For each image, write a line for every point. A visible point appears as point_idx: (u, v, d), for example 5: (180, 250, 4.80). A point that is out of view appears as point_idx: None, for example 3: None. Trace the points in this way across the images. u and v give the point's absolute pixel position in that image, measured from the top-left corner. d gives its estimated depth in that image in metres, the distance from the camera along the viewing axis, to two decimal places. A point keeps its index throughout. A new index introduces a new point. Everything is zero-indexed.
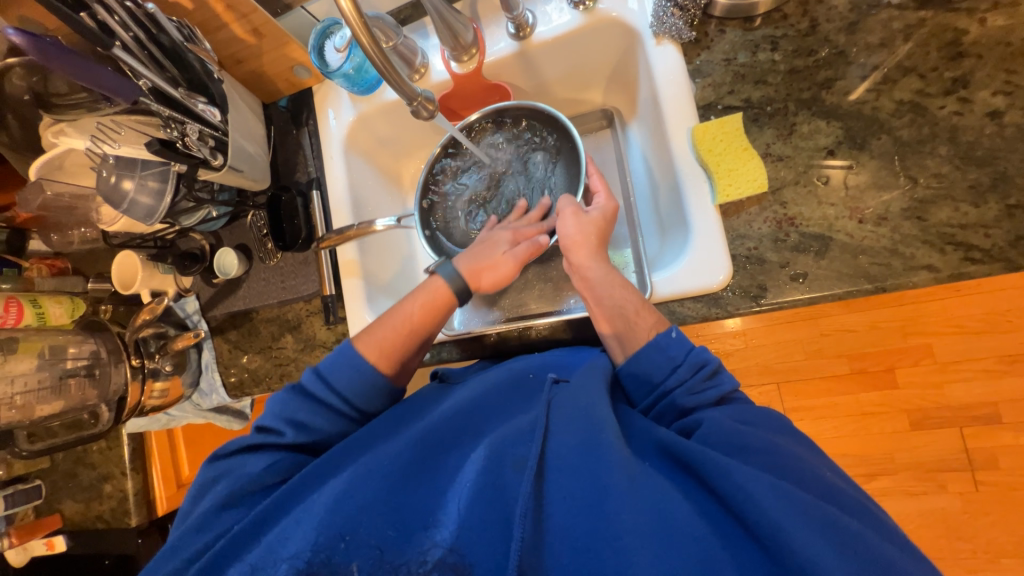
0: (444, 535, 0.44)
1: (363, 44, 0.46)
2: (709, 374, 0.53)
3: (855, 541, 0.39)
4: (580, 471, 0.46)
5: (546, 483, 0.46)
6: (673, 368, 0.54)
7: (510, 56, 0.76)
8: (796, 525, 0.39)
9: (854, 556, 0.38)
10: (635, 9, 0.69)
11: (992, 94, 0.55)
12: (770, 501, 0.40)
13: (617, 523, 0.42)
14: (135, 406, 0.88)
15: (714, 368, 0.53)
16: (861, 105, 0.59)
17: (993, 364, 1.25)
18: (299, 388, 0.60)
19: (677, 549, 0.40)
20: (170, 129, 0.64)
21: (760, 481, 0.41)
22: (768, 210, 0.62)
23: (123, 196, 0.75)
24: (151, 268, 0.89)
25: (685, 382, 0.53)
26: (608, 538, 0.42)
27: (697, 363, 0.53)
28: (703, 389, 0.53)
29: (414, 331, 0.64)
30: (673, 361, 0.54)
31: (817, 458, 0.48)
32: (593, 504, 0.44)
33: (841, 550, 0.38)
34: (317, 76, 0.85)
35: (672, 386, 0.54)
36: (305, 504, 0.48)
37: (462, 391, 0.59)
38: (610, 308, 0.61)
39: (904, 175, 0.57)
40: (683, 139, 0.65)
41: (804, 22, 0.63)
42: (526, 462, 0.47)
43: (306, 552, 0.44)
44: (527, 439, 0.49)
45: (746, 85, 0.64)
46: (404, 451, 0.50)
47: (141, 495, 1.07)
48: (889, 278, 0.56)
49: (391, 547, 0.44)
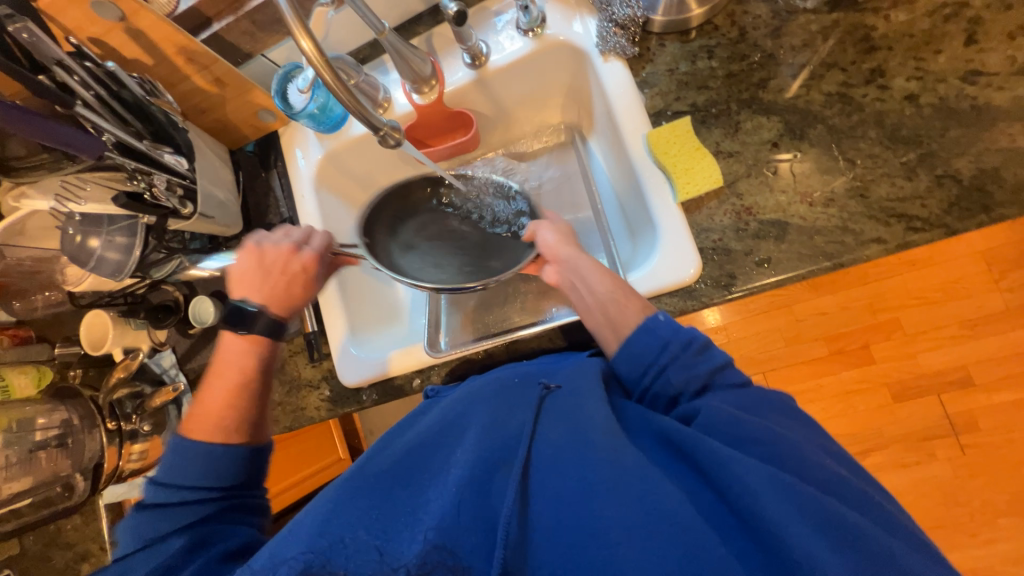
0: (431, 535, 0.42)
1: (327, 81, 0.48)
2: (700, 348, 0.55)
3: (846, 529, 0.39)
4: (568, 466, 0.47)
5: (535, 481, 0.47)
6: (664, 346, 0.56)
7: (469, 84, 0.80)
8: (783, 509, 0.39)
9: (844, 544, 0.38)
10: (580, 32, 0.73)
11: (906, 80, 0.61)
12: (760, 482, 0.41)
13: (604, 515, 0.42)
14: (113, 472, 0.84)
15: (704, 343, 0.55)
16: (796, 100, 0.65)
17: (957, 329, 1.35)
18: (145, 506, 0.56)
19: (662, 534, 0.40)
20: (137, 180, 0.64)
21: (750, 467, 0.42)
22: (727, 203, 0.66)
23: (91, 254, 0.75)
24: (122, 324, 0.86)
25: (678, 357, 0.55)
26: (593, 530, 0.42)
27: (686, 339, 0.55)
28: (696, 363, 0.54)
29: (242, 386, 0.64)
30: (662, 339, 0.56)
31: (813, 444, 0.47)
32: (580, 498, 0.44)
33: (826, 530, 0.39)
34: (282, 119, 0.86)
35: (665, 363, 0.55)
36: (293, 521, 0.46)
37: (448, 402, 0.59)
38: (601, 299, 0.63)
39: (844, 158, 0.62)
40: (640, 145, 0.69)
41: (734, 31, 0.69)
42: (514, 464, 0.48)
43: (307, 553, 0.40)
44: (516, 441, 0.50)
45: (690, 91, 0.69)
46: (396, 462, 0.51)
47: None
48: (845, 254, 0.60)
49: (389, 547, 0.41)
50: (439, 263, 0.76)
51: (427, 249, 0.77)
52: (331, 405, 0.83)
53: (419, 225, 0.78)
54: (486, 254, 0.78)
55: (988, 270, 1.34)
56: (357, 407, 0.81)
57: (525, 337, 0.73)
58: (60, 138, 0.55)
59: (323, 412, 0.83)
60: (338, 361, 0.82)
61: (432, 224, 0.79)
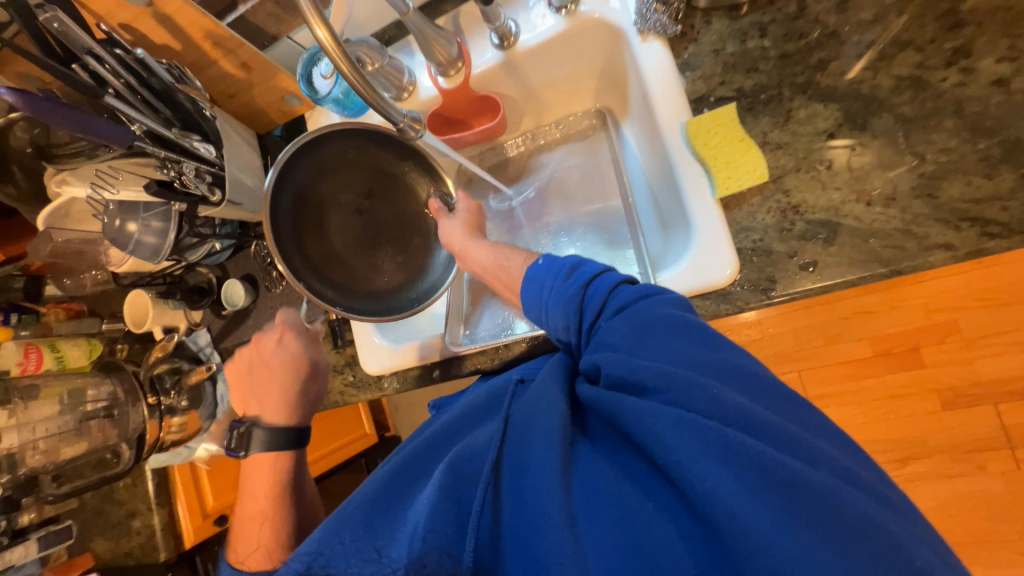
0: (421, 543, 0.42)
1: (343, 71, 0.45)
2: (569, 272, 0.56)
3: (771, 474, 0.35)
4: (522, 462, 0.45)
5: (504, 487, 0.45)
6: (546, 290, 0.56)
7: (497, 66, 0.76)
8: (695, 460, 0.36)
9: (766, 487, 0.34)
10: (618, 8, 0.68)
11: (996, 61, 0.53)
12: (676, 439, 0.38)
13: (548, 503, 0.41)
14: (154, 442, 0.89)
15: (572, 266, 0.56)
16: (859, 85, 0.58)
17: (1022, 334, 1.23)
18: None
19: (602, 518, 0.39)
20: (167, 169, 0.65)
21: (661, 424, 0.39)
22: (771, 200, 0.60)
23: (129, 237, 0.78)
24: (160, 304, 0.91)
25: (554, 288, 0.55)
26: (540, 522, 0.40)
27: (559, 270, 0.56)
28: (569, 286, 0.54)
29: (283, 495, 0.70)
30: (541, 284, 0.57)
31: (733, 384, 0.41)
32: (528, 492, 0.43)
33: (739, 471, 0.35)
34: (308, 103, 0.85)
35: (548, 300, 0.56)
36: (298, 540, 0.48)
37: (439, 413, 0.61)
38: (491, 266, 0.66)
39: (912, 153, 0.55)
40: (677, 135, 0.64)
41: (792, 6, 0.61)
42: (482, 473, 0.46)
43: (306, 555, 0.43)
44: (484, 450, 0.48)
45: (737, 74, 0.62)
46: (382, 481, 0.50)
47: (168, 528, 1.10)
48: (904, 261, 0.54)
49: (381, 550, 0.43)
50: (367, 272, 0.67)
51: (341, 255, 0.66)
52: (353, 389, 0.84)
53: (316, 224, 0.65)
54: (401, 228, 0.70)
55: None
56: (379, 394, 0.83)
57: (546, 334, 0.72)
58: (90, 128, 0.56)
59: (346, 397, 0.85)
60: (361, 350, 0.83)
61: (331, 218, 0.66)
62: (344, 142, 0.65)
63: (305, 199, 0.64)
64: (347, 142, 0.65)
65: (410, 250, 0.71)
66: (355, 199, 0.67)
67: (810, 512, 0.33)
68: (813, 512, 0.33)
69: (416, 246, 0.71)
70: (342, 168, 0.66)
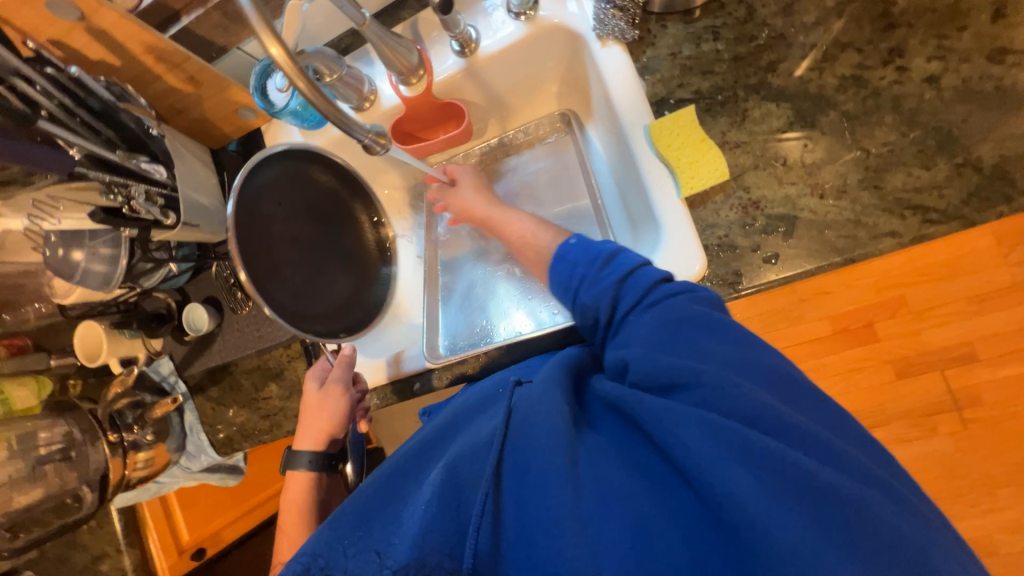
0: (417, 546, 0.44)
1: (299, 87, 0.43)
2: (604, 262, 0.55)
3: (780, 470, 0.36)
4: (529, 464, 0.44)
5: (503, 494, 0.45)
6: (575, 271, 0.57)
7: (459, 73, 0.75)
8: (710, 458, 0.37)
9: (777, 483, 0.35)
10: (576, 13, 0.68)
11: (927, 60, 0.57)
12: (697, 439, 0.38)
13: (551, 506, 0.41)
14: (120, 481, 0.84)
15: (608, 255, 0.56)
16: (806, 84, 0.60)
17: (965, 305, 1.30)
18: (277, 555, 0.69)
19: (616, 518, 0.39)
20: (114, 194, 0.61)
21: (678, 424, 0.40)
22: (733, 197, 0.63)
23: (75, 267, 0.74)
24: (115, 336, 0.86)
25: (586, 276, 0.56)
26: (546, 526, 0.40)
27: (592, 256, 0.56)
28: (602, 277, 0.54)
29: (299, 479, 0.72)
30: (571, 265, 0.57)
31: (759, 382, 0.42)
32: (536, 496, 0.42)
33: (759, 473, 0.36)
34: (264, 116, 0.82)
35: (578, 286, 0.56)
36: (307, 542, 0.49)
37: (436, 418, 0.60)
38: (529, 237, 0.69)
39: (858, 148, 0.59)
40: (641, 137, 0.65)
41: (741, 10, 0.64)
42: (481, 478, 0.46)
43: (305, 556, 0.47)
44: (483, 450, 0.47)
45: (694, 77, 0.64)
46: (386, 488, 0.51)
47: (142, 568, 1.04)
48: (857, 249, 0.58)
49: (386, 548, 0.47)
50: (326, 290, 0.73)
51: (307, 286, 0.69)
52: None
53: (273, 264, 0.65)
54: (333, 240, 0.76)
55: None
56: None
57: (526, 340, 0.72)
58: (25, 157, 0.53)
59: None
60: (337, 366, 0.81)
61: (282, 251, 0.67)
62: (260, 175, 0.66)
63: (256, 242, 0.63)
64: (265, 179, 0.66)
65: (345, 255, 0.78)
66: (292, 222, 0.69)
67: (818, 505, 0.34)
68: (820, 506, 0.34)
69: (353, 243, 0.79)
70: (267, 201, 0.66)
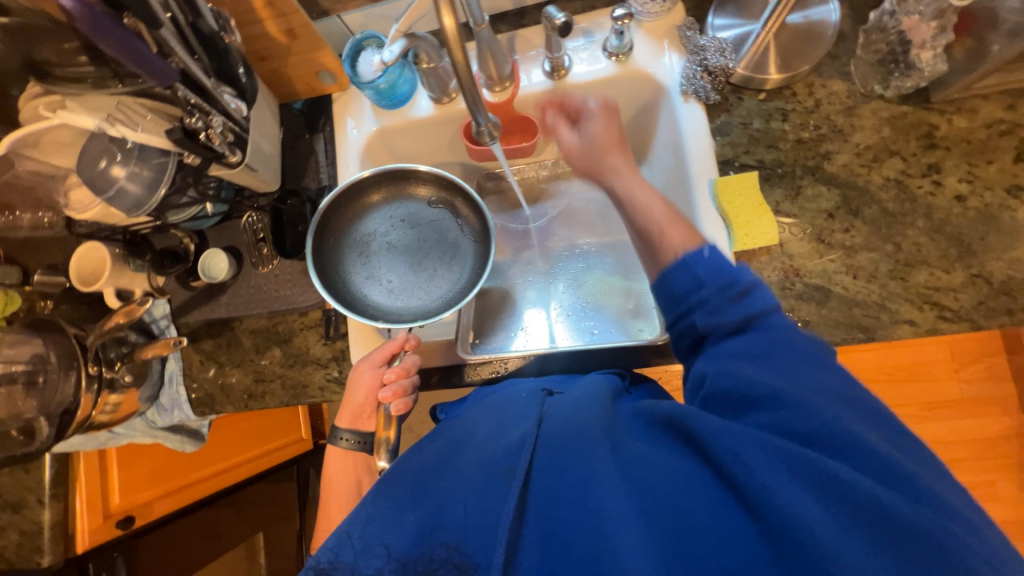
0: (428, 541, 0.44)
1: (456, 61, 0.45)
2: (738, 293, 0.52)
3: (837, 489, 0.37)
4: (567, 464, 0.46)
5: (532, 494, 0.45)
6: (699, 283, 0.53)
7: (543, 92, 0.79)
8: (764, 471, 0.38)
9: (831, 501, 0.37)
10: (666, 67, 0.75)
11: (958, 181, 0.66)
12: (758, 457, 0.39)
13: (594, 510, 0.42)
14: (82, 422, 0.75)
15: (743, 288, 0.52)
16: (855, 177, 0.68)
17: (915, 409, 1.45)
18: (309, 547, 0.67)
19: (664, 527, 0.40)
20: (193, 117, 0.59)
21: (725, 436, 0.41)
22: (777, 260, 0.68)
23: (111, 182, 0.70)
24: (121, 263, 0.80)
25: (709, 300, 0.52)
26: (591, 529, 0.41)
27: (725, 282, 0.52)
28: (728, 308, 0.51)
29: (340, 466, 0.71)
30: (700, 278, 0.53)
31: (846, 406, 0.43)
32: (580, 500, 0.43)
33: (824, 500, 0.37)
34: (340, 84, 0.83)
35: (695, 305, 0.53)
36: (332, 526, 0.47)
37: (462, 419, 0.60)
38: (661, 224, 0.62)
39: (891, 242, 0.66)
40: (705, 189, 0.70)
41: (809, 101, 0.71)
42: (514, 471, 0.46)
43: (323, 551, 0.45)
44: (516, 450, 0.48)
45: (760, 148, 0.71)
46: (415, 481, 0.50)
47: (59, 526, 0.91)
48: (879, 329, 0.64)
49: (402, 548, 0.44)
50: (424, 286, 0.79)
51: (403, 286, 0.78)
52: (337, 385, 0.80)
53: (370, 273, 0.78)
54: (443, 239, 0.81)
55: (952, 360, 1.44)
56: None
57: (555, 353, 0.74)
58: (139, 60, 0.51)
59: (327, 393, 0.81)
60: (358, 341, 0.80)
61: (380, 259, 0.79)
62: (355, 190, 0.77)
63: (358, 258, 0.79)
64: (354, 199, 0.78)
65: (452, 249, 0.80)
66: (396, 232, 0.80)
67: (877, 527, 0.35)
68: (876, 526, 0.36)
69: (451, 242, 0.80)
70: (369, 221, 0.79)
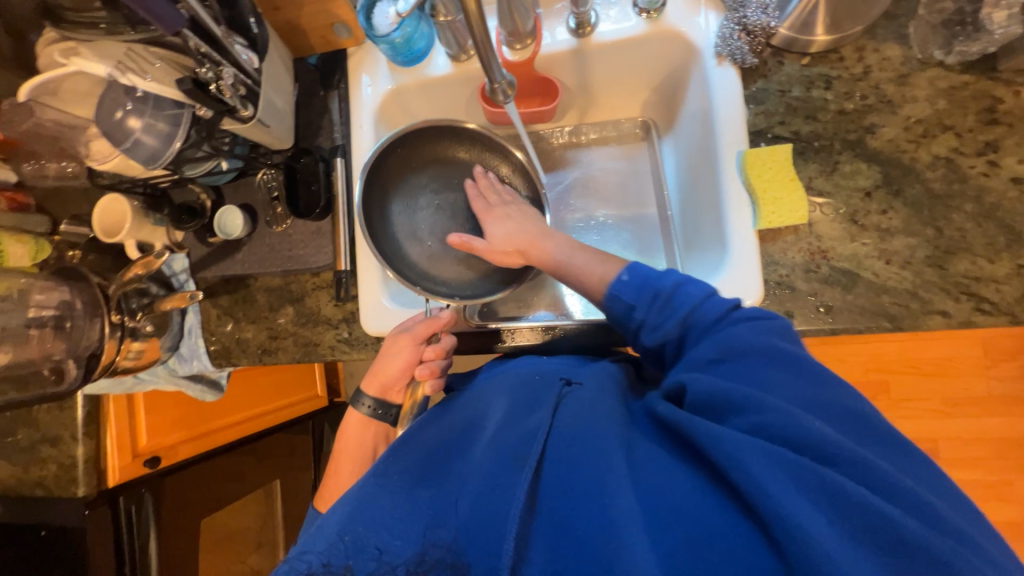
0: (421, 539, 0.47)
1: (472, 11, 0.43)
2: (665, 300, 0.60)
3: (835, 497, 0.37)
4: (578, 454, 0.48)
5: (543, 482, 0.47)
6: (632, 306, 0.62)
7: (566, 51, 0.75)
8: (766, 475, 0.39)
9: (835, 512, 0.37)
10: (701, 26, 0.69)
11: (1017, 162, 0.60)
12: (761, 464, 0.40)
13: (608, 505, 0.43)
14: (107, 366, 0.78)
15: (667, 295, 0.60)
16: (900, 154, 0.63)
17: (937, 404, 1.40)
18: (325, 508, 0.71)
19: (672, 531, 0.40)
20: (204, 68, 0.58)
21: (736, 443, 0.41)
22: (803, 241, 0.64)
23: (127, 134, 0.70)
24: (140, 217, 0.82)
25: (646, 317, 0.61)
26: (601, 521, 0.42)
27: (652, 293, 0.61)
28: (663, 317, 0.59)
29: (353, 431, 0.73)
30: (630, 303, 0.62)
31: (853, 429, 0.43)
32: (593, 494, 0.44)
33: (830, 513, 0.37)
34: (356, 38, 0.80)
35: (636, 320, 0.61)
36: (321, 521, 0.50)
37: (470, 406, 0.63)
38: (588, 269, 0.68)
39: (932, 226, 0.61)
40: (733, 162, 0.66)
41: (858, 67, 0.65)
42: (527, 460, 0.48)
43: (314, 556, 0.45)
44: (529, 438, 0.50)
45: (797, 118, 0.66)
46: (424, 465, 0.53)
47: (92, 462, 0.98)
48: (907, 319, 0.61)
49: (391, 548, 0.46)
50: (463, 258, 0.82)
51: (442, 250, 0.81)
52: (347, 345, 0.82)
53: (411, 231, 0.80)
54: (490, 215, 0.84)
55: (984, 356, 1.37)
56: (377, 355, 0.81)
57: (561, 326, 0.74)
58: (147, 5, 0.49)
59: (337, 352, 0.83)
60: (366, 303, 0.80)
61: (423, 216, 0.81)
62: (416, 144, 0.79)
63: (400, 206, 0.80)
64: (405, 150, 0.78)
65: None
66: (445, 191, 0.82)
67: (872, 539, 0.36)
68: (876, 535, 0.36)
69: (496, 220, 0.84)
70: (423, 175, 0.81)
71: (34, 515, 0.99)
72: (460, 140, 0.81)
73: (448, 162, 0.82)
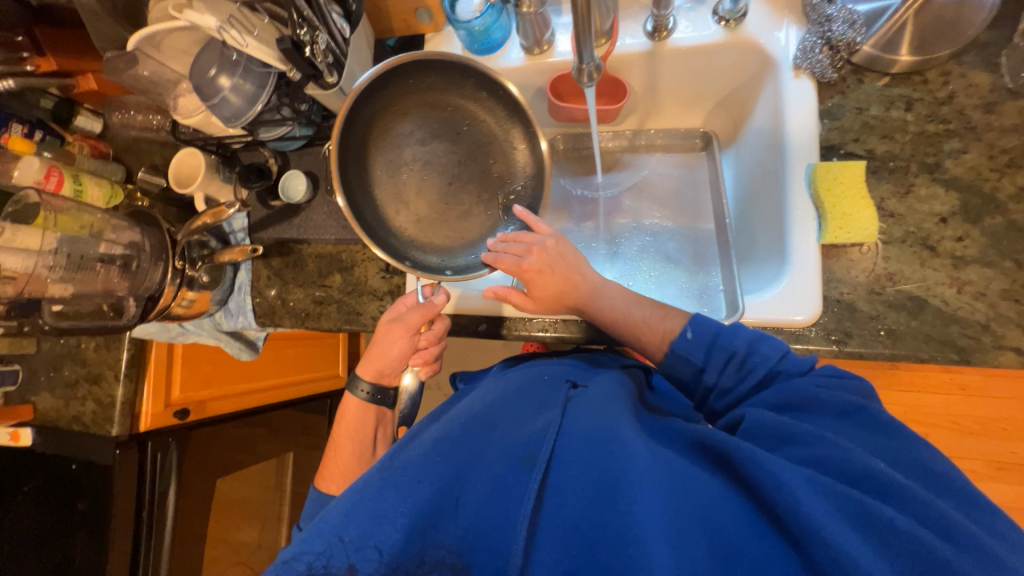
0: (421, 539, 0.43)
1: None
2: (739, 363, 0.55)
3: (882, 527, 0.36)
4: (594, 460, 0.45)
5: (556, 480, 0.45)
6: (700, 369, 0.58)
7: (639, 53, 0.75)
8: (808, 498, 0.37)
9: (878, 541, 0.35)
10: (781, 41, 0.69)
11: None
12: (800, 486, 0.38)
13: (627, 510, 0.40)
14: (162, 310, 0.81)
15: (742, 357, 0.55)
16: (981, 182, 0.61)
17: (981, 465, 1.31)
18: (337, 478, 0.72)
19: (699, 540, 0.38)
20: (303, 31, 0.62)
21: (774, 464, 0.40)
22: (870, 260, 0.63)
23: (216, 91, 0.74)
24: (212, 173, 0.86)
25: (720, 381, 0.57)
26: (620, 530, 0.40)
27: (726, 355, 0.56)
28: (739, 379, 0.55)
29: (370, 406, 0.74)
30: (699, 365, 0.58)
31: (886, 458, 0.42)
32: (609, 499, 0.42)
33: (873, 543, 0.35)
34: (435, 25, 0.83)
35: (710, 380, 0.57)
36: (325, 510, 0.45)
37: (477, 396, 0.60)
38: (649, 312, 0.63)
39: (1010, 259, 0.59)
40: (801, 174, 0.65)
41: (942, 91, 0.64)
42: (537, 459, 0.46)
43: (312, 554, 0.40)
44: (540, 436, 0.48)
45: (873, 137, 0.65)
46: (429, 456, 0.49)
47: (128, 405, 1.00)
48: (977, 352, 0.58)
49: (392, 550, 0.41)
50: (456, 224, 0.69)
51: (432, 218, 0.69)
52: None
53: (396, 192, 0.68)
54: (483, 172, 0.70)
55: None
56: None
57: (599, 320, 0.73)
58: None
59: (378, 324, 0.84)
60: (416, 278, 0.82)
61: (412, 176, 0.68)
62: (402, 88, 0.66)
63: (384, 160, 0.67)
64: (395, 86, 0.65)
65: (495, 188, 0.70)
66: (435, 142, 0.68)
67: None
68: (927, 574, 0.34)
69: (496, 178, 0.70)
70: (411, 118, 0.68)
71: (68, 449, 1.02)
72: (455, 75, 0.66)
73: (438, 103, 0.68)
